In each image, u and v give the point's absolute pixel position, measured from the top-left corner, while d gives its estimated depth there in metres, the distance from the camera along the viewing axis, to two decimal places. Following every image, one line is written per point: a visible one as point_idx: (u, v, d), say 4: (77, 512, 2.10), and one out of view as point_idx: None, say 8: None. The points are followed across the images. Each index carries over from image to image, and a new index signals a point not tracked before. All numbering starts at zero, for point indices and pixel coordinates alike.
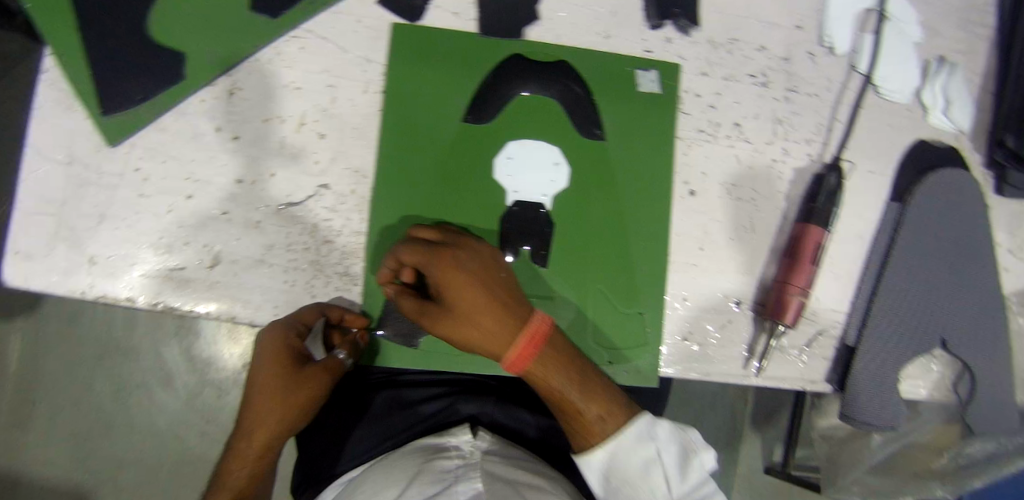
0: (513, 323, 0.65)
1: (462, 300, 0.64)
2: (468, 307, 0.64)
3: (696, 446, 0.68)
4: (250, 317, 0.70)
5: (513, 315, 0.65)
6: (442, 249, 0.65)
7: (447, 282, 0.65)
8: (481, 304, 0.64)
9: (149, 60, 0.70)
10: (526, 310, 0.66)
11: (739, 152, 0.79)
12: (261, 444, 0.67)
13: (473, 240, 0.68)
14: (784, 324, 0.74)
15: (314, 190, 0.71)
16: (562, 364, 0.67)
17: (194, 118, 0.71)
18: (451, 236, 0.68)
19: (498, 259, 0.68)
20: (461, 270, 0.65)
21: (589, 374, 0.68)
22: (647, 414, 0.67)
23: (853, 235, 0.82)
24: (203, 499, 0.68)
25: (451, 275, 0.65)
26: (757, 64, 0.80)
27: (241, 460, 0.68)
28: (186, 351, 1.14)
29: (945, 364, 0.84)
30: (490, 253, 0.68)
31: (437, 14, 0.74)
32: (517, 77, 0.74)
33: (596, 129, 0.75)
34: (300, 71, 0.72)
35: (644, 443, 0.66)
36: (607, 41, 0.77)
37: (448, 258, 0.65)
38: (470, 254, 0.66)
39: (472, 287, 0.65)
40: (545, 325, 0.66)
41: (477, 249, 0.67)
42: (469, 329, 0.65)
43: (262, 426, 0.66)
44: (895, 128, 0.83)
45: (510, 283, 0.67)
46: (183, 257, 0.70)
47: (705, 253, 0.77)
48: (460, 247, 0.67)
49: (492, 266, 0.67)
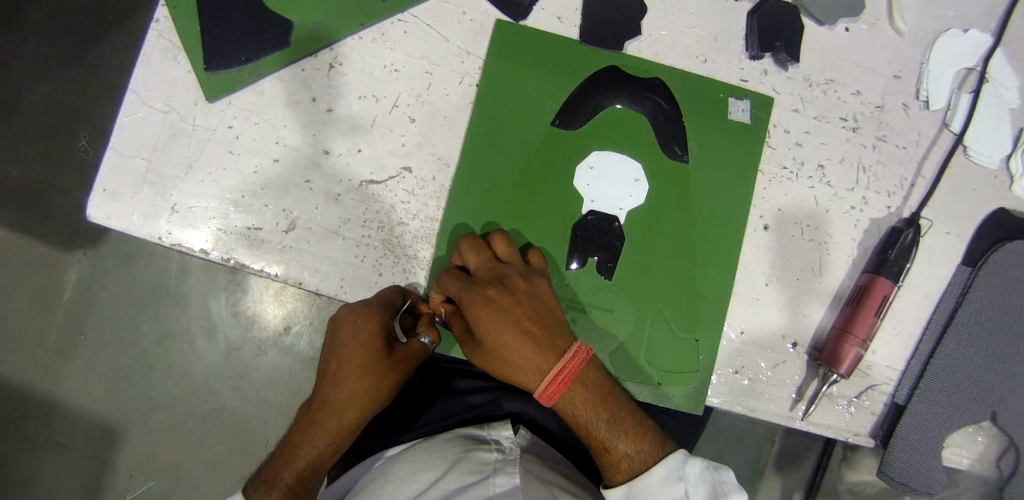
0: (540, 362, 0.66)
1: (490, 336, 0.66)
2: (495, 343, 0.66)
3: (727, 489, 0.68)
4: (316, 285, 0.71)
5: (542, 355, 0.66)
6: (476, 285, 0.67)
7: (476, 317, 0.66)
8: (512, 342, 0.66)
9: (261, 24, 0.73)
10: (557, 347, 0.67)
11: (818, 194, 0.78)
12: (352, 421, 0.70)
13: (513, 272, 0.68)
14: (839, 373, 0.73)
15: (396, 172, 0.73)
16: (590, 402, 0.68)
17: (292, 85, 0.73)
18: (492, 267, 0.69)
19: (536, 292, 0.68)
20: (491, 308, 0.66)
21: (618, 410, 0.69)
22: (679, 452, 0.68)
23: (920, 294, 0.80)
24: (281, 472, 0.69)
25: (480, 312, 0.66)
26: (850, 108, 0.79)
27: (326, 435, 0.69)
28: (231, 305, 1.16)
29: (991, 437, 0.82)
30: (529, 286, 0.68)
31: (542, 16, 0.75)
32: (611, 90, 0.76)
33: (681, 151, 0.76)
34: (400, 54, 0.74)
35: (672, 482, 0.67)
36: (704, 65, 0.77)
37: (480, 295, 0.67)
38: (504, 289, 0.67)
39: (502, 327, 0.66)
40: (575, 363, 0.66)
41: (516, 283, 0.68)
42: (499, 363, 0.67)
43: (357, 404, 0.69)
44: (979, 192, 0.81)
45: (543, 318, 0.67)
46: (262, 218, 0.72)
47: (770, 289, 0.77)
48: (494, 282, 0.67)
49: (527, 300, 0.68)
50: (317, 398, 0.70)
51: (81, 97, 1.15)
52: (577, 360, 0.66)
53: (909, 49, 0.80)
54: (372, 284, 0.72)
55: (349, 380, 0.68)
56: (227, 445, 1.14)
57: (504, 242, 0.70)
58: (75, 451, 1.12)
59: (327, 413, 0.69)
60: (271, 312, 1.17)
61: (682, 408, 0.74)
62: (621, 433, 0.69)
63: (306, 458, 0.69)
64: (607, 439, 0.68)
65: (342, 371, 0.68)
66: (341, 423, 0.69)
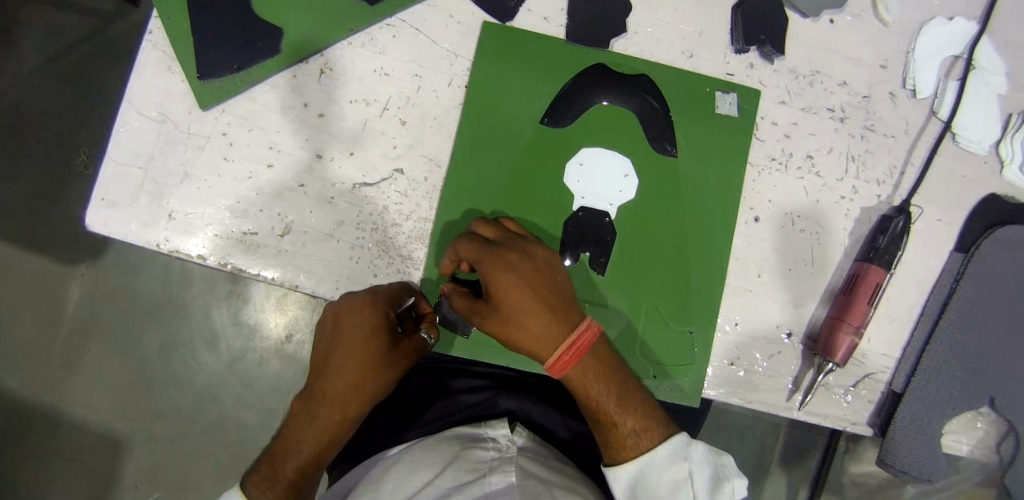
0: (555, 331, 0.67)
1: (508, 300, 0.67)
2: (512, 308, 0.67)
3: (728, 473, 0.69)
4: (312, 288, 0.72)
5: (558, 325, 0.67)
6: (497, 250, 0.68)
7: (495, 281, 0.67)
8: (529, 307, 0.67)
9: (253, 33, 0.74)
10: (570, 320, 0.68)
11: (808, 185, 0.78)
12: (352, 413, 0.70)
13: (530, 243, 0.70)
14: (834, 362, 0.73)
15: (388, 174, 0.73)
16: (599, 376, 0.68)
17: (284, 92, 0.74)
18: (508, 237, 0.69)
19: (553, 263, 0.70)
20: (511, 273, 0.67)
21: (627, 387, 0.69)
22: (683, 433, 0.69)
23: (914, 282, 0.81)
24: (278, 464, 0.70)
25: (499, 275, 0.67)
26: (837, 99, 0.80)
27: (326, 428, 0.70)
28: (234, 314, 1.18)
29: (990, 423, 0.82)
30: (547, 256, 0.69)
31: (528, 17, 0.76)
32: (599, 87, 0.76)
33: (671, 146, 0.76)
34: (390, 58, 0.75)
35: (678, 462, 0.68)
36: (689, 60, 0.78)
37: (500, 258, 0.67)
38: (524, 255, 0.68)
39: (524, 290, 0.67)
40: (590, 335, 0.67)
41: (535, 252, 0.69)
42: (513, 328, 0.67)
43: (359, 397, 0.70)
44: (968, 178, 0.82)
45: (559, 289, 0.69)
46: (257, 223, 0.73)
47: (762, 281, 0.76)
48: (514, 248, 0.68)
49: (545, 269, 0.69)
50: (315, 391, 0.70)
51: (80, 112, 1.16)
52: (592, 332, 0.67)
53: (895, 39, 0.81)
54: (366, 284, 0.73)
55: (350, 372, 0.69)
56: (231, 453, 1.15)
57: (515, 224, 0.72)
58: (80, 464, 1.13)
59: (327, 406, 0.70)
60: (274, 321, 1.18)
61: (679, 401, 0.74)
62: (629, 409, 0.68)
63: (307, 451, 0.70)
64: (616, 415, 0.68)
65: (343, 362, 0.69)
66: (340, 417, 0.70)
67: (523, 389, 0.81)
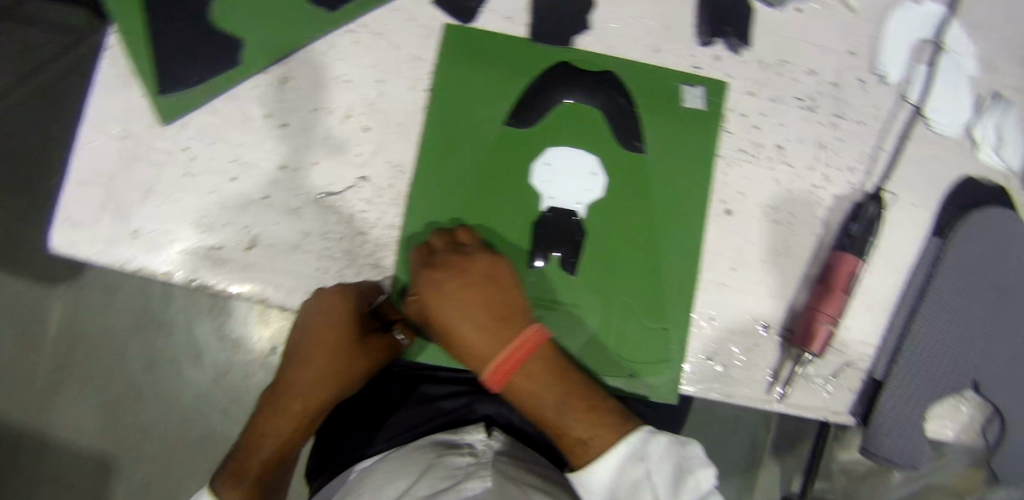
0: (482, 351, 0.69)
1: (439, 320, 0.70)
2: (444, 327, 0.70)
3: (694, 464, 0.64)
4: (281, 300, 0.71)
5: (486, 344, 0.69)
6: (427, 270, 0.69)
7: (427, 302, 0.70)
8: (457, 327, 0.69)
9: (212, 46, 0.73)
10: (500, 338, 0.68)
11: (779, 175, 0.78)
12: (320, 401, 0.73)
13: (465, 257, 0.69)
14: (812, 352, 0.72)
15: (353, 181, 0.72)
16: (535, 390, 0.68)
17: (245, 103, 0.73)
18: (446, 251, 0.70)
19: (488, 275, 0.69)
20: (441, 294, 0.69)
21: (570, 397, 0.68)
22: (642, 429, 0.66)
23: (890, 268, 0.81)
24: (245, 457, 0.71)
25: (429, 296, 0.69)
26: (805, 88, 0.79)
27: (294, 417, 0.72)
28: (218, 328, 1.16)
29: (974, 407, 0.82)
30: (480, 271, 0.69)
31: (490, 17, 0.75)
32: (564, 84, 0.74)
33: (638, 142, 0.75)
34: (351, 65, 0.74)
35: (634, 462, 0.64)
36: (655, 54, 0.77)
37: (429, 279, 0.69)
38: (453, 273, 0.68)
39: (459, 311, 0.69)
40: (517, 354, 0.67)
41: (467, 267, 0.69)
42: (450, 345, 0.70)
43: (326, 384, 0.72)
44: (942, 162, 0.82)
45: (492, 304, 0.69)
46: (222, 237, 0.72)
47: (736, 274, 0.76)
48: (444, 266, 0.68)
49: (479, 284, 0.69)
50: (287, 380, 0.73)
51: (52, 132, 1.16)
52: (517, 351, 0.67)
53: (862, 25, 0.81)
54: None
55: (320, 361, 0.72)
56: None
57: (468, 233, 0.71)
58: (68, 485, 1.13)
59: (294, 394, 0.72)
60: (258, 335, 1.16)
61: (656, 399, 0.73)
62: (570, 419, 0.67)
63: (274, 441, 0.72)
64: (557, 425, 0.68)
65: (313, 352, 0.72)
66: (307, 405, 0.72)
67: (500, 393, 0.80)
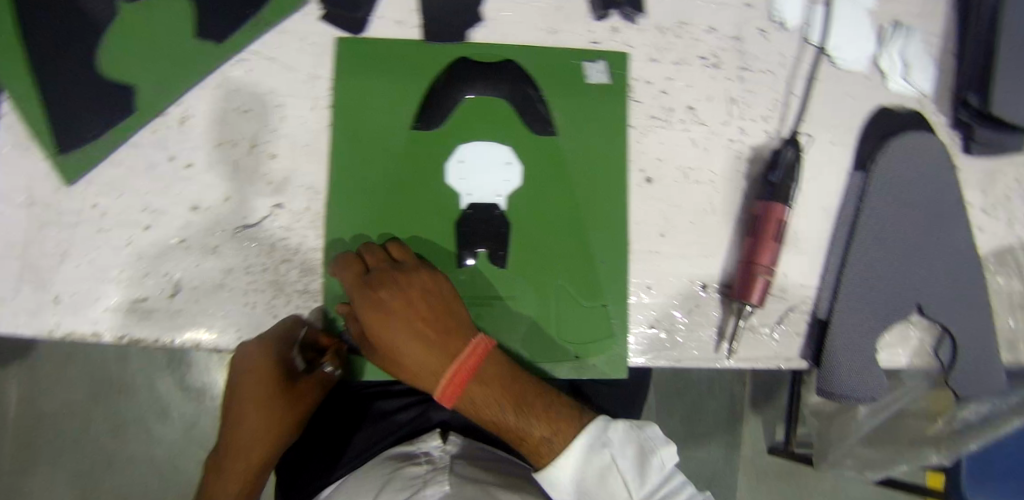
0: (432, 364, 0.66)
1: (383, 339, 0.67)
2: (389, 346, 0.67)
3: (655, 444, 0.65)
4: (214, 342, 0.70)
5: (435, 357, 0.66)
6: (366, 289, 0.67)
7: (368, 323, 0.67)
8: (403, 343, 0.67)
9: (103, 95, 0.71)
10: (449, 347, 0.66)
11: (695, 135, 0.78)
12: (260, 456, 0.72)
13: (405, 273, 0.68)
14: (752, 304, 0.73)
15: (269, 210, 0.72)
16: (491, 396, 0.66)
17: (147, 150, 0.72)
18: (382, 270, 0.68)
19: (430, 289, 0.68)
20: (382, 312, 0.67)
21: (528, 397, 0.66)
22: (600, 419, 0.65)
23: (818, 209, 0.82)
24: None
25: (371, 317, 0.67)
26: (707, 46, 0.80)
27: (239, 475, 0.73)
28: (179, 381, 1.19)
29: (924, 330, 0.83)
30: (422, 284, 0.68)
31: (381, 24, 0.75)
32: (464, 79, 0.73)
33: (548, 125, 0.75)
34: (249, 94, 0.73)
35: (598, 451, 0.63)
36: (552, 36, 0.77)
37: (369, 298, 0.67)
38: (394, 290, 0.67)
39: (399, 328, 0.67)
40: (470, 361, 0.66)
41: (408, 282, 0.68)
42: (397, 365, 0.68)
43: (264, 440, 0.72)
44: (853, 97, 0.83)
45: (437, 315, 0.67)
46: (145, 288, 0.70)
47: (666, 239, 0.76)
48: (384, 283, 0.67)
49: (420, 298, 0.67)
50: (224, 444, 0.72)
51: None
52: (469, 358, 0.66)
53: None
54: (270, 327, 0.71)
55: (252, 416, 0.71)
56: None
57: (399, 248, 0.70)
58: None
59: (235, 453, 0.72)
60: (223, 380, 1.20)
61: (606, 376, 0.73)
62: (530, 419, 0.65)
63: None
64: (518, 428, 0.66)
65: (243, 407, 0.71)
66: (249, 463, 0.72)
67: None
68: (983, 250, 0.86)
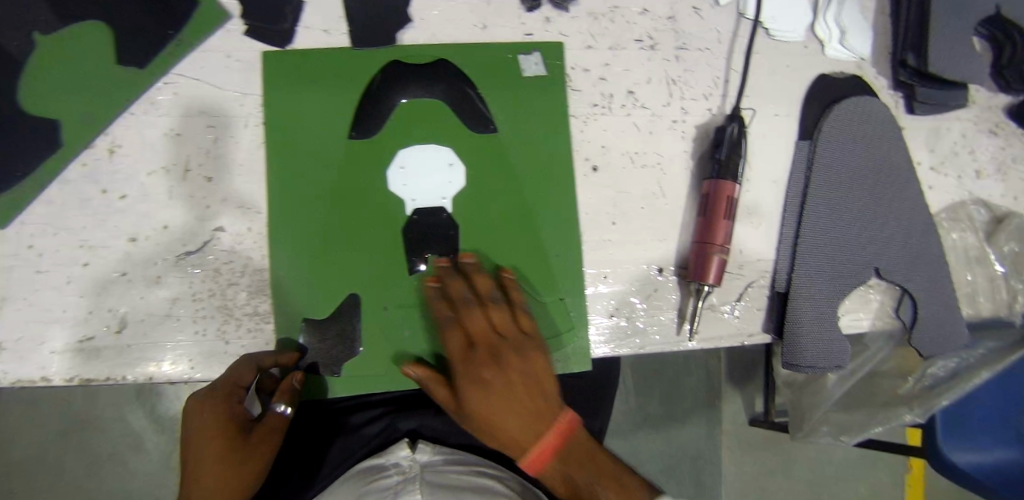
0: (524, 436, 0.66)
1: (474, 408, 0.66)
2: (482, 415, 0.66)
3: None
4: (166, 375, 0.68)
5: (527, 430, 0.66)
6: (464, 360, 0.67)
7: (463, 392, 0.67)
8: (494, 413, 0.66)
9: (23, 132, 0.68)
10: (543, 423, 0.66)
11: (637, 119, 0.77)
12: None
13: (505, 346, 0.68)
14: (709, 283, 0.72)
15: (210, 235, 0.70)
16: (574, 472, 0.64)
17: (78, 185, 0.69)
18: (481, 340, 0.68)
19: (529, 365, 0.67)
20: (479, 383, 0.66)
21: (609, 474, 0.64)
22: None
23: (769, 181, 0.82)
24: None
25: (467, 387, 0.66)
26: (642, 28, 0.79)
27: None
28: (151, 412, 1.18)
29: (883, 292, 0.84)
30: (521, 358, 0.67)
31: (308, 34, 0.73)
32: (398, 84, 0.72)
33: (488, 122, 0.74)
34: (179, 118, 0.71)
35: None
36: (484, 31, 0.76)
37: (470, 369, 0.67)
38: (495, 364, 0.67)
39: (494, 401, 0.66)
40: (554, 440, 0.65)
41: (507, 357, 0.67)
42: (486, 432, 0.67)
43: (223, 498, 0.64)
44: (793, 67, 0.83)
45: (535, 391, 0.66)
46: (90, 327, 0.68)
47: (618, 227, 0.76)
48: (487, 356, 0.67)
49: (517, 372, 0.67)
50: None
51: None
52: (558, 436, 0.65)
53: None
54: (223, 354, 0.69)
55: (212, 474, 0.64)
56: None
57: (500, 314, 0.68)
58: None
59: None
60: None
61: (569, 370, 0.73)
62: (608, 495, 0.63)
63: None
64: None
65: (200, 467, 0.64)
66: None
67: (419, 405, 0.81)
68: (935, 209, 0.86)
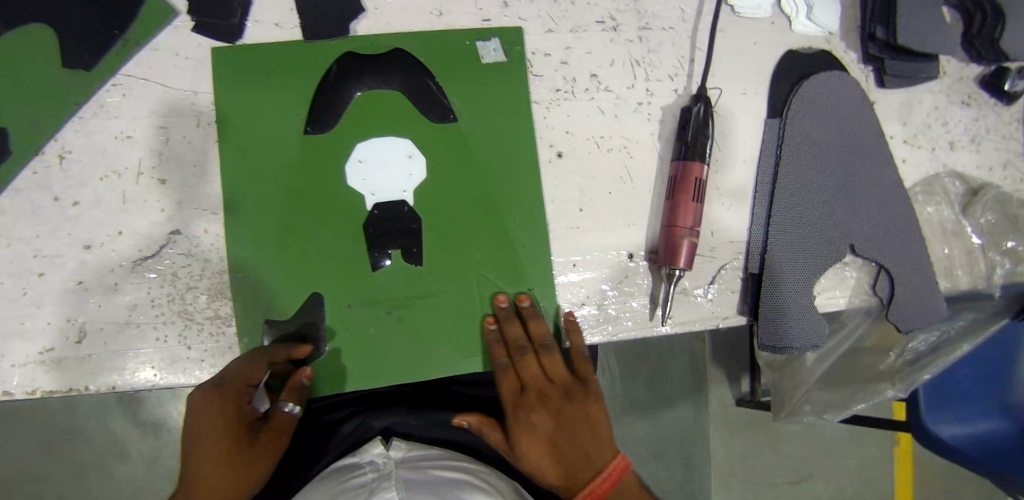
0: (573, 478, 0.71)
1: (525, 451, 0.72)
2: (531, 458, 0.72)
3: None
4: (130, 384, 0.67)
5: (574, 473, 0.71)
6: (515, 406, 0.73)
7: (516, 438, 0.73)
8: (540, 455, 0.72)
9: None
10: (590, 468, 0.71)
11: (602, 103, 0.76)
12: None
13: (554, 393, 0.73)
14: (679, 268, 0.71)
15: (166, 238, 0.68)
16: None
17: (28, 193, 0.67)
18: (532, 388, 0.73)
19: (576, 411, 0.73)
20: (530, 428, 0.72)
21: None
22: None
23: (739, 162, 0.80)
24: None
25: (518, 432, 0.73)
26: (603, 9, 0.77)
27: None
28: (133, 418, 1.16)
29: (860, 269, 0.83)
30: (569, 404, 0.73)
31: (258, 28, 0.71)
32: (353, 77, 0.71)
33: (447, 112, 0.72)
34: (129, 119, 0.69)
35: None
36: (440, 18, 0.74)
37: (521, 415, 0.73)
38: (545, 411, 0.73)
39: (541, 445, 0.72)
40: (604, 484, 0.70)
41: (556, 405, 0.73)
42: (534, 473, 0.73)
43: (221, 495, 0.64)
44: (759, 44, 0.81)
45: (581, 436, 0.73)
46: (49, 338, 0.67)
47: (586, 214, 0.74)
48: (536, 402, 0.73)
49: (564, 418, 0.73)
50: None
51: None
52: (607, 481, 0.70)
53: None
54: (186, 360, 0.68)
55: (214, 476, 0.63)
56: None
57: (556, 365, 0.73)
58: None
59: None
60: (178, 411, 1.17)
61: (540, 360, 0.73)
62: None
63: None
64: None
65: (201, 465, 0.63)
66: None
67: (392, 402, 0.80)
68: (909, 182, 0.85)
